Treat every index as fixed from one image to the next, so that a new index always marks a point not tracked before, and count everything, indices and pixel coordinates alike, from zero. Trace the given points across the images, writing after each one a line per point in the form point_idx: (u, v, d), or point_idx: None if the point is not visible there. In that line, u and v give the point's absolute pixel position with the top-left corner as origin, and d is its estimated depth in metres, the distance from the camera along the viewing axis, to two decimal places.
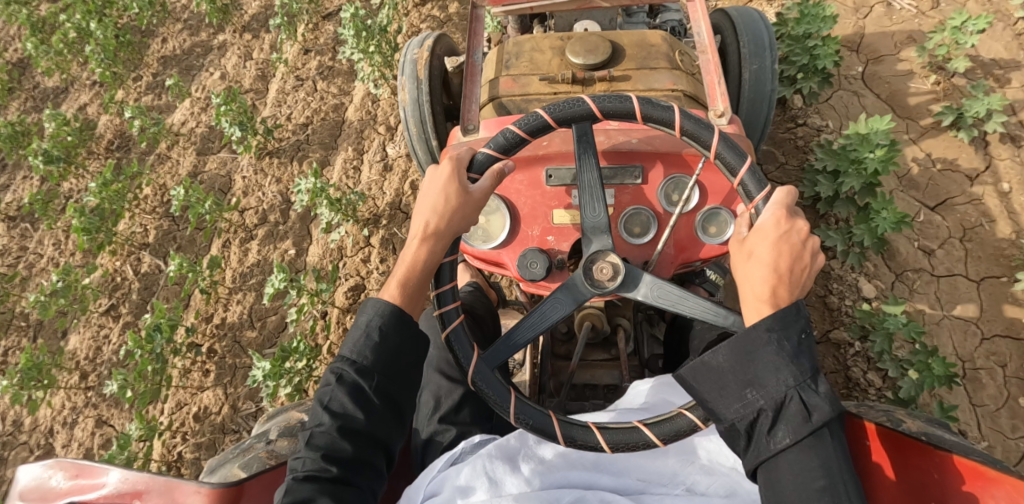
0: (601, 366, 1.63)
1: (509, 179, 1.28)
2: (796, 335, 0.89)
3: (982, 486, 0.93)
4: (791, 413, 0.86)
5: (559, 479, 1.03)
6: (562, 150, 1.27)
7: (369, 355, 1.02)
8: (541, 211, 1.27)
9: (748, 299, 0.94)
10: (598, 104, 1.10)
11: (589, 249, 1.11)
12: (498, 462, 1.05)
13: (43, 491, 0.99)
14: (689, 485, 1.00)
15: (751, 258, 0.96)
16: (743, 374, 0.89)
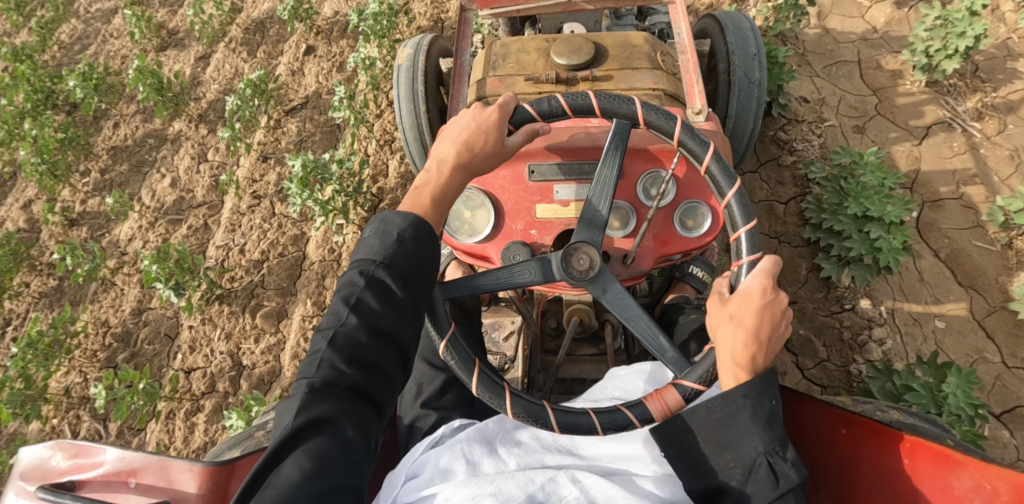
0: (588, 361, 1.71)
1: (493, 175, 1.31)
2: (767, 405, 0.93)
3: (949, 468, 1.01)
4: (760, 478, 0.91)
5: (535, 460, 1.11)
6: (544, 146, 1.29)
7: (398, 257, 1.01)
8: (525, 206, 1.30)
9: (725, 361, 0.96)
10: (645, 113, 1.11)
11: (575, 238, 1.13)
12: (478, 447, 1.14)
13: (43, 471, 1.05)
14: (660, 466, 1.10)
15: (720, 325, 0.98)
16: (714, 439, 0.95)
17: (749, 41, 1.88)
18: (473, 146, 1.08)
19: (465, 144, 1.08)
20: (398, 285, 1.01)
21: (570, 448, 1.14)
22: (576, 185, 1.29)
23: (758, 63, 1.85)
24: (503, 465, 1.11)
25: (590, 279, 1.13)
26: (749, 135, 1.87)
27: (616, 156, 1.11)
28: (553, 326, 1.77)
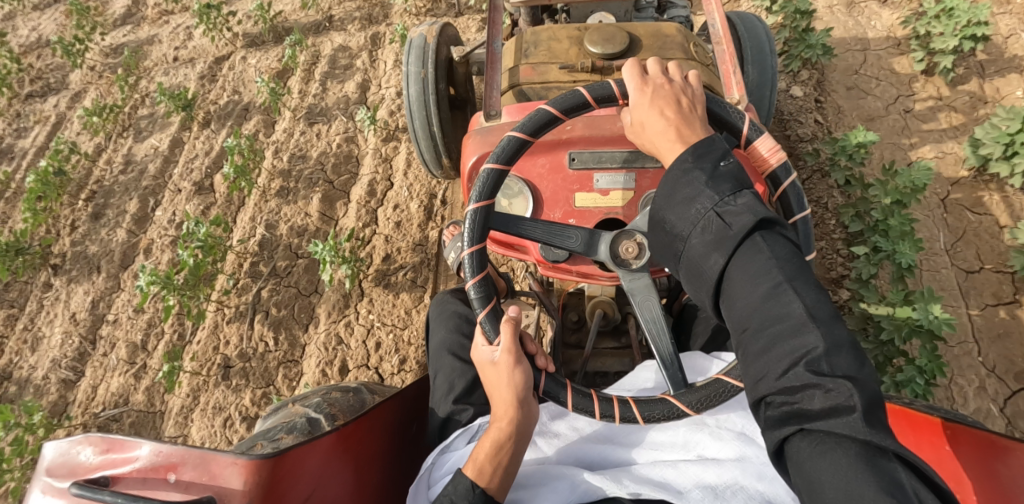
0: (611, 354, 1.70)
1: (532, 162, 1.28)
2: (711, 163, 0.94)
3: (996, 454, 1.05)
4: (712, 228, 0.90)
5: (575, 452, 1.16)
6: (585, 134, 1.27)
7: None
8: (564, 195, 1.28)
9: (662, 148, 1.01)
10: (555, 105, 1.11)
11: (601, 250, 1.14)
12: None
13: (72, 466, 1.02)
14: (700, 451, 1.11)
15: (646, 126, 1.03)
16: (674, 218, 0.94)
17: (759, 31, 1.92)
18: (512, 383, 1.06)
19: (502, 396, 1.08)
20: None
21: (610, 438, 1.17)
22: (619, 174, 1.26)
23: (766, 39, 1.89)
24: (542, 456, 1.18)
25: (632, 270, 1.13)
26: (772, 102, 1.85)
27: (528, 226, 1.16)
28: (574, 318, 1.75)
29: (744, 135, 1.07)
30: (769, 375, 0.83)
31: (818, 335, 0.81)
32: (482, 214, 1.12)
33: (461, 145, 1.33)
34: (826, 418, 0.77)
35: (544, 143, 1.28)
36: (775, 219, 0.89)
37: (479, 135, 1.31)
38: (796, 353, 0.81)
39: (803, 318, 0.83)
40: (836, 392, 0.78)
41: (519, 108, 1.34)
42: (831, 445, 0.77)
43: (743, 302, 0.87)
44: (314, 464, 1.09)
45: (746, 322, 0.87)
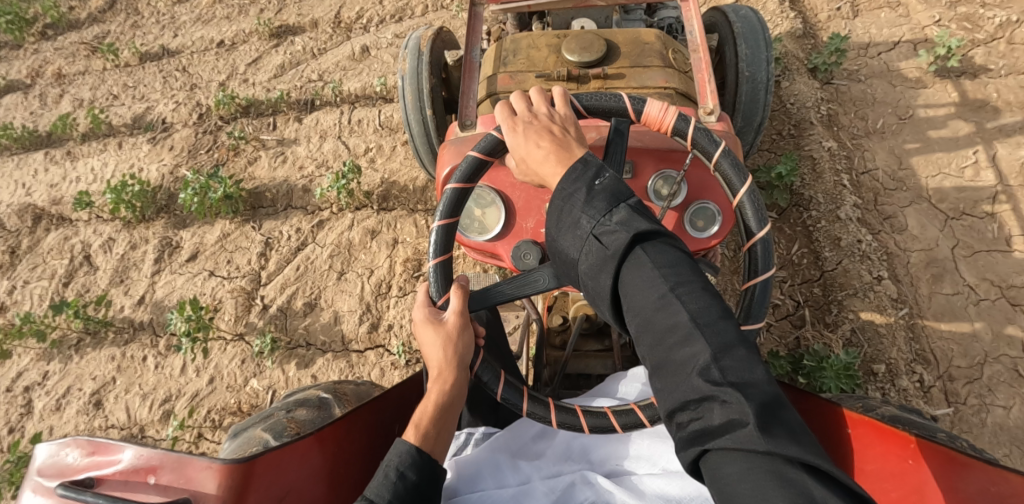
0: (594, 357, 1.72)
1: (504, 173, 1.31)
2: (588, 184, 0.97)
3: (957, 469, 1.06)
4: (597, 252, 0.93)
5: (557, 467, 1.19)
6: None
7: (387, 492, 0.98)
8: (535, 205, 1.31)
9: (546, 176, 1.03)
10: (477, 148, 1.15)
11: None
12: (501, 457, 1.22)
13: (61, 467, 1.08)
14: (666, 466, 1.17)
15: (528, 159, 1.05)
16: (565, 246, 0.97)
17: (752, 22, 1.89)
18: (436, 348, 1.10)
19: (434, 355, 1.10)
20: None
21: (586, 456, 1.21)
22: None
23: (758, 28, 1.87)
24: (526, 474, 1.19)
25: None
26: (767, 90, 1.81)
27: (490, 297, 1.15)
28: (558, 322, 1.76)
29: (631, 110, 1.13)
30: (672, 391, 0.86)
31: (704, 342, 0.85)
32: (443, 268, 1.15)
33: (437, 155, 1.35)
34: (727, 432, 0.80)
35: None
36: (655, 231, 0.93)
37: (453, 147, 1.33)
38: (690, 361, 0.85)
39: (688, 326, 0.87)
40: (727, 400, 0.81)
41: (492, 118, 1.35)
42: (735, 457, 0.79)
43: (638, 319, 0.90)
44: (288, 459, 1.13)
45: (645, 337, 0.90)
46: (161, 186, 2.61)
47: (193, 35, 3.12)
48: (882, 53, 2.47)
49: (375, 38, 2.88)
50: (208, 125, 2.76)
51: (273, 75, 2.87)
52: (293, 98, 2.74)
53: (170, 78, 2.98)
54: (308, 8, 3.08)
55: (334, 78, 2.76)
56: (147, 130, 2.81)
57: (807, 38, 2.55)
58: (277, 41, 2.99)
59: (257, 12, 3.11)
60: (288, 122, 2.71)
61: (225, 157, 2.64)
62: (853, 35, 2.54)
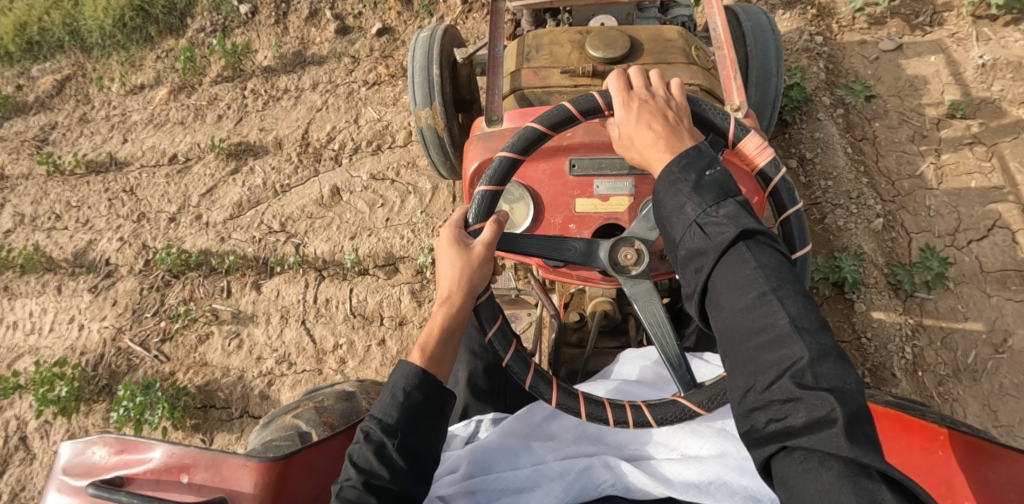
0: (612, 354, 1.73)
1: (533, 168, 1.30)
2: (697, 174, 0.97)
3: (984, 460, 1.08)
4: (697, 243, 0.94)
5: (570, 451, 1.21)
6: (586, 140, 1.28)
7: (395, 413, 1.03)
8: (564, 200, 1.30)
9: (651, 158, 1.04)
10: (510, 146, 1.15)
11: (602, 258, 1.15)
12: (517, 441, 1.24)
13: (88, 466, 1.05)
14: (683, 450, 1.18)
15: (634, 140, 1.07)
16: (666, 229, 0.98)
17: (761, 18, 1.92)
18: (461, 274, 1.09)
19: (448, 277, 1.11)
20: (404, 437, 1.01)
21: (600, 439, 1.22)
22: (621, 181, 1.28)
23: (767, 24, 1.90)
24: (539, 457, 1.21)
25: (632, 275, 1.15)
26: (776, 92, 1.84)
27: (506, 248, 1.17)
28: (575, 318, 1.76)
29: (732, 135, 1.11)
30: (755, 386, 0.86)
31: (802, 347, 0.84)
32: (490, 197, 1.15)
33: (463, 151, 1.34)
34: (810, 435, 0.80)
35: (545, 150, 1.30)
36: (761, 232, 0.93)
37: (481, 141, 1.33)
38: (783, 364, 0.84)
39: (787, 329, 0.86)
40: (819, 406, 0.79)
41: (521, 114, 1.35)
42: (813, 457, 0.80)
43: (729, 311, 0.91)
44: (325, 462, 1.12)
45: (730, 330, 0.91)
46: (96, 368, 2.19)
47: (144, 143, 2.60)
48: (971, 243, 1.99)
49: (347, 176, 2.38)
50: (153, 278, 2.31)
51: (229, 214, 2.38)
52: (250, 256, 2.29)
53: (116, 202, 2.49)
54: (272, 120, 2.56)
55: (302, 235, 2.30)
56: (89, 272, 2.37)
57: (886, 236, 2.02)
58: (235, 165, 2.49)
59: (214, 120, 2.59)
60: (244, 289, 2.25)
61: (173, 327, 2.21)
62: (938, 217, 2.04)
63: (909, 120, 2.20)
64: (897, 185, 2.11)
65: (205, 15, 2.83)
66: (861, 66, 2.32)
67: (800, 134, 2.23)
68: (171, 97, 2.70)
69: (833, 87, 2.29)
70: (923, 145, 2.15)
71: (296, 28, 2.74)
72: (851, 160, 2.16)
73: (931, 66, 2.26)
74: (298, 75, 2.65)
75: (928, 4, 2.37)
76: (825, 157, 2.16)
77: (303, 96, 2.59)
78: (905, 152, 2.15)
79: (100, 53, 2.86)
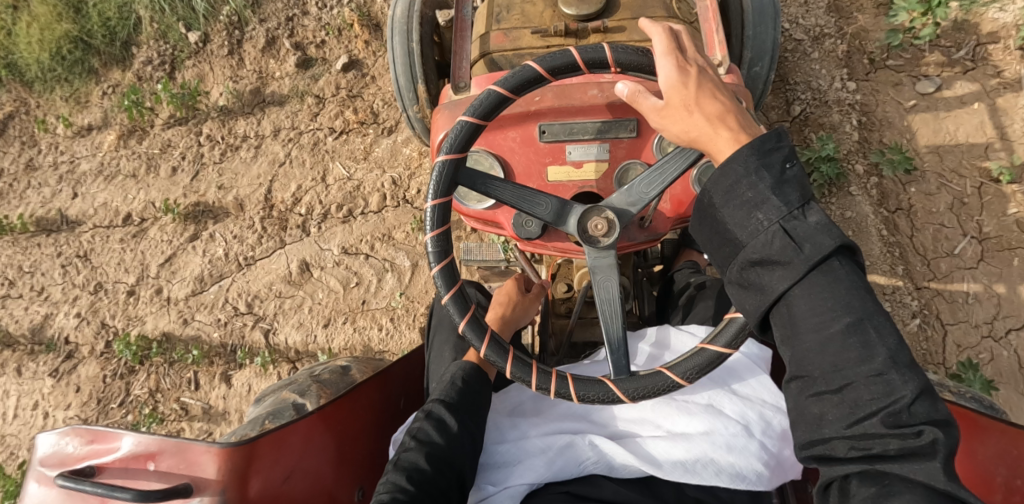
0: (601, 324, 1.69)
1: (502, 136, 1.25)
2: (779, 168, 0.88)
3: (974, 432, 1.05)
4: (779, 246, 0.85)
5: (553, 428, 1.12)
6: (556, 105, 1.22)
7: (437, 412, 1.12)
8: (536, 169, 1.25)
9: (711, 149, 0.93)
10: (471, 111, 1.09)
11: (569, 226, 1.10)
12: (502, 419, 1.18)
13: (62, 457, 1.07)
14: (669, 426, 1.08)
15: (689, 128, 0.96)
16: (737, 227, 0.88)
17: None
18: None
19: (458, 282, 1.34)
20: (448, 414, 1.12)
21: (585, 415, 1.14)
22: (592, 145, 1.22)
23: None
24: (522, 433, 1.14)
25: (604, 246, 1.09)
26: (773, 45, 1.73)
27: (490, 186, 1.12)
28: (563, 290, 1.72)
29: None
30: (842, 411, 0.81)
31: (906, 384, 0.79)
32: (451, 165, 1.10)
33: (431, 120, 1.28)
34: (903, 465, 0.76)
35: (514, 116, 1.24)
36: (852, 252, 0.87)
37: (448, 110, 1.27)
38: (881, 397, 0.79)
39: (886, 358, 0.80)
40: (915, 438, 0.77)
41: (488, 78, 1.28)
42: (906, 489, 0.75)
43: (809, 331, 0.84)
44: (296, 439, 1.15)
45: (805, 347, 0.84)
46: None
47: (95, 199, 2.57)
48: (1010, 332, 1.90)
49: (316, 249, 2.40)
50: (116, 365, 2.37)
51: (192, 290, 2.42)
52: (218, 346, 2.36)
53: (70, 269, 2.50)
54: (231, 176, 2.53)
55: (271, 319, 2.36)
56: (49, 352, 2.42)
57: (921, 336, 1.92)
58: (194, 229, 2.49)
59: (169, 174, 2.55)
60: (213, 381, 2.33)
61: (142, 425, 2.30)
62: (976, 303, 1.94)
63: (947, 182, 2.03)
64: (933, 266, 1.99)
65: (152, 43, 2.66)
66: (896, 117, 2.10)
67: (829, 211, 2.05)
68: (120, 142, 2.62)
69: (866, 150, 2.08)
70: (937, 177, 2.04)
71: (252, 60, 2.62)
72: (885, 244, 2.00)
73: (974, 116, 2.06)
74: (257, 118, 2.58)
75: (972, 34, 2.11)
76: (859, 241, 2.01)
77: (264, 147, 2.54)
78: (943, 224, 2.01)
79: (41, 87, 2.69)
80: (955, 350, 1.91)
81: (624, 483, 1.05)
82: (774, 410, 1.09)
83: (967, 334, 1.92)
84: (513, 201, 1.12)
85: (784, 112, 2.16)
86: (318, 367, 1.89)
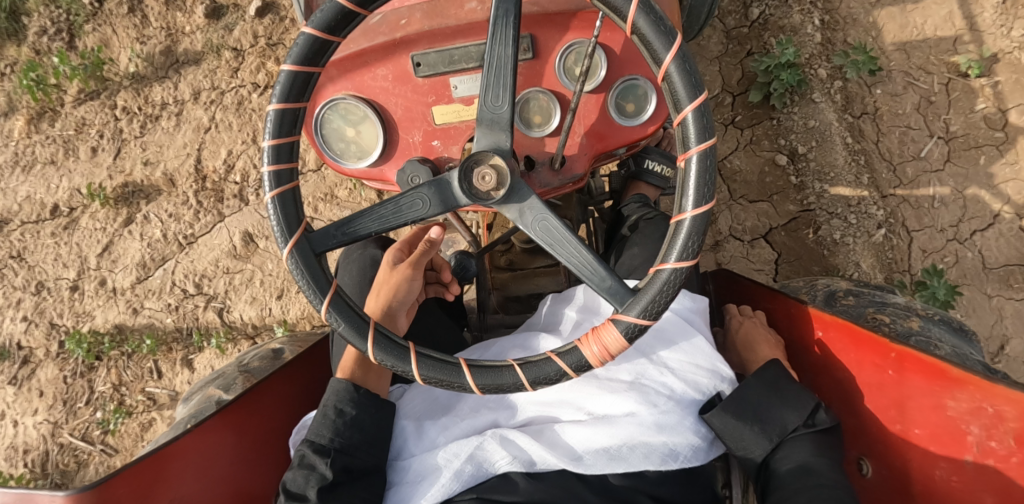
0: (544, 275, 1.52)
1: (370, 75, 1.01)
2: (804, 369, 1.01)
3: (944, 386, 0.91)
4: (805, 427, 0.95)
5: (465, 428, 0.98)
6: (427, 27, 0.97)
7: (336, 434, 0.94)
8: (419, 111, 1.02)
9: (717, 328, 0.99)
10: (311, 23, 0.84)
11: (479, 145, 0.88)
12: (406, 423, 1.01)
13: None
14: (591, 409, 0.96)
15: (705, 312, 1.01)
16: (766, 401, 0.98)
17: None
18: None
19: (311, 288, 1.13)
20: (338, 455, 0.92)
21: (501, 402, 1.00)
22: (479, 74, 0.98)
23: None
24: (429, 440, 0.99)
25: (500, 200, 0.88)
26: None
27: (507, 28, 0.85)
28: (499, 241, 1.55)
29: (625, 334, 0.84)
30: None
31: None
32: (298, 78, 0.86)
33: None
34: None
35: (379, 48, 0.99)
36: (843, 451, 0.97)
37: None
38: None
39: None
40: None
41: None
42: None
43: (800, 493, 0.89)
44: (178, 465, 1.02)
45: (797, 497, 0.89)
46: (44, 469, 2.14)
47: (17, 194, 2.24)
48: (975, 234, 1.77)
49: (258, 218, 2.17)
50: (74, 364, 2.18)
51: (137, 277, 2.19)
52: (172, 328, 2.17)
53: (8, 272, 2.23)
54: (156, 149, 2.21)
55: (223, 297, 2.16)
56: (3, 360, 2.21)
57: (887, 247, 1.77)
58: (127, 213, 2.21)
59: (90, 155, 2.22)
60: (175, 367, 2.17)
61: (111, 420, 2.15)
62: (943, 206, 1.78)
63: (914, 81, 1.81)
64: (899, 172, 1.80)
65: (43, 10, 2.21)
66: (861, 12, 1.83)
67: (791, 122, 1.85)
68: (31, 128, 2.24)
69: (830, 53, 1.82)
70: (899, 77, 1.82)
71: (157, 16, 2.20)
72: (850, 153, 1.80)
73: (943, 7, 1.81)
74: (174, 82, 2.21)
75: None
76: (821, 151, 1.81)
77: (185, 113, 2.21)
78: (909, 127, 1.81)
79: None
80: (919, 255, 1.77)
81: (544, 480, 0.93)
82: (706, 374, 0.98)
83: (932, 239, 1.78)
84: (486, 71, 0.86)
85: (741, 17, 1.89)
86: (253, 351, 1.73)
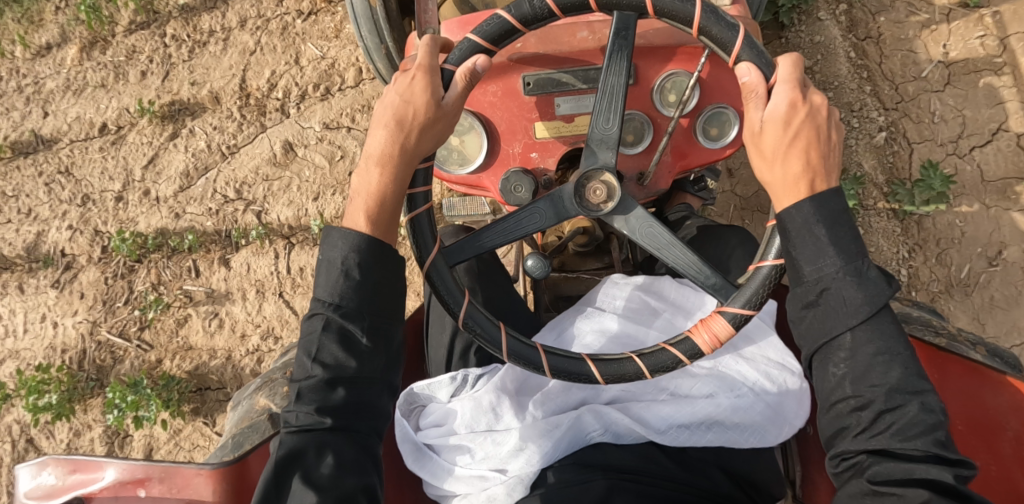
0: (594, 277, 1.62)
1: (480, 91, 1.10)
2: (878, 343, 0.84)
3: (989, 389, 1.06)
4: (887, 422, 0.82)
5: (560, 404, 1.11)
6: (539, 51, 1.08)
7: (351, 297, 0.93)
8: (522, 125, 1.11)
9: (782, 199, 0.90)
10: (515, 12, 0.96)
11: (590, 161, 0.98)
12: (505, 398, 1.11)
13: (47, 489, 0.99)
14: (673, 390, 1.09)
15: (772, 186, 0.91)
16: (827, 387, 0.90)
17: None
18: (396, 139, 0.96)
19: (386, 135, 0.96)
20: (364, 317, 0.94)
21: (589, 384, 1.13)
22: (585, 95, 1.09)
23: None
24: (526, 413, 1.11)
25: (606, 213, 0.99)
26: None
27: (622, 60, 0.97)
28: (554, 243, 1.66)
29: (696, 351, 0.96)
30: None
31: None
32: (476, 45, 0.97)
33: None
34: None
35: (493, 67, 1.09)
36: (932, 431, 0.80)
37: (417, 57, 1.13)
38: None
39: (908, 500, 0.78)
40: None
41: (460, 23, 1.15)
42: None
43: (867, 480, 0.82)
44: None
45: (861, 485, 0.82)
46: (82, 365, 2.02)
47: (68, 114, 2.12)
48: (974, 150, 1.89)
49: (298, 127, 2.07)
50: (115, 265, 2.06)
51: (180, 185, 2.08)
52: (212, 229, 2.06)
53: (56, 186, 2.10)
54: (203, 70, 2.10)
55: (262, 200, 2.06)
56: (48, 266, 2.08)
57: (887, 150, 1.92)
58: (173, 127, 2.10)
59: (139, 77, 2.11)
60: (213, 266, 2.06)
61: (149, 313, 2.04)
62: (942, 121, 1.91)
63: (916, 10, 1.94)
64: (901, 90, 1.93)
65: None
66: None
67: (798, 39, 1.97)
68: (85, 57, 2.13)
69: None
70: (931, 39, 1.93)
71: None
72: (853, 66, 1.95)
73: None
74: (222, 10, 2.12)
75: None
76: (826, 64, 1.95)
77: (232, 38, 2.11)
78: (912, 50, 1.94)
79: None
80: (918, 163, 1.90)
81: (630, 449, 1.08)
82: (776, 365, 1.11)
83: (933, 151, 1.91)
84: (599, 95, 0.98)
85: None
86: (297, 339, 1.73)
